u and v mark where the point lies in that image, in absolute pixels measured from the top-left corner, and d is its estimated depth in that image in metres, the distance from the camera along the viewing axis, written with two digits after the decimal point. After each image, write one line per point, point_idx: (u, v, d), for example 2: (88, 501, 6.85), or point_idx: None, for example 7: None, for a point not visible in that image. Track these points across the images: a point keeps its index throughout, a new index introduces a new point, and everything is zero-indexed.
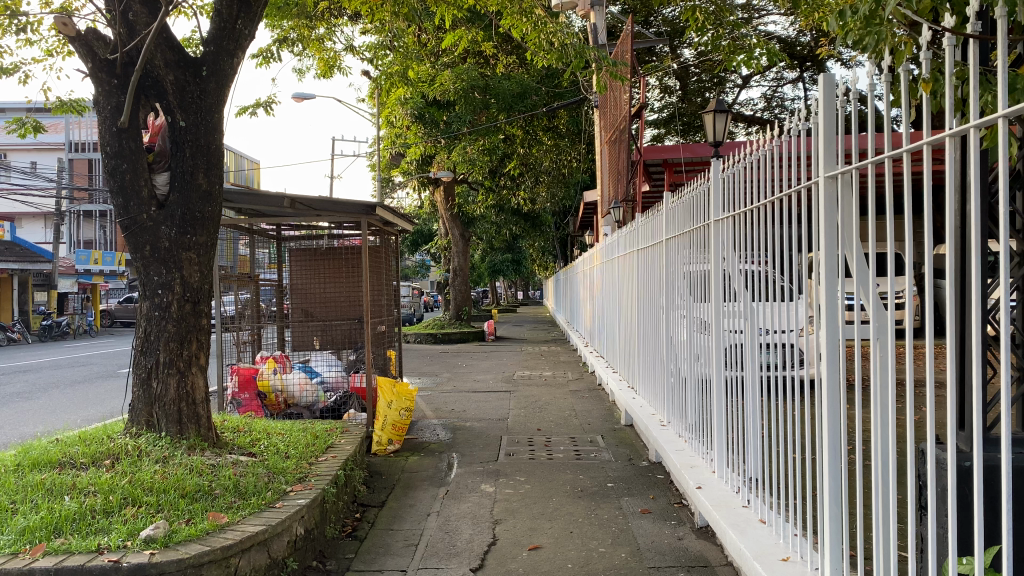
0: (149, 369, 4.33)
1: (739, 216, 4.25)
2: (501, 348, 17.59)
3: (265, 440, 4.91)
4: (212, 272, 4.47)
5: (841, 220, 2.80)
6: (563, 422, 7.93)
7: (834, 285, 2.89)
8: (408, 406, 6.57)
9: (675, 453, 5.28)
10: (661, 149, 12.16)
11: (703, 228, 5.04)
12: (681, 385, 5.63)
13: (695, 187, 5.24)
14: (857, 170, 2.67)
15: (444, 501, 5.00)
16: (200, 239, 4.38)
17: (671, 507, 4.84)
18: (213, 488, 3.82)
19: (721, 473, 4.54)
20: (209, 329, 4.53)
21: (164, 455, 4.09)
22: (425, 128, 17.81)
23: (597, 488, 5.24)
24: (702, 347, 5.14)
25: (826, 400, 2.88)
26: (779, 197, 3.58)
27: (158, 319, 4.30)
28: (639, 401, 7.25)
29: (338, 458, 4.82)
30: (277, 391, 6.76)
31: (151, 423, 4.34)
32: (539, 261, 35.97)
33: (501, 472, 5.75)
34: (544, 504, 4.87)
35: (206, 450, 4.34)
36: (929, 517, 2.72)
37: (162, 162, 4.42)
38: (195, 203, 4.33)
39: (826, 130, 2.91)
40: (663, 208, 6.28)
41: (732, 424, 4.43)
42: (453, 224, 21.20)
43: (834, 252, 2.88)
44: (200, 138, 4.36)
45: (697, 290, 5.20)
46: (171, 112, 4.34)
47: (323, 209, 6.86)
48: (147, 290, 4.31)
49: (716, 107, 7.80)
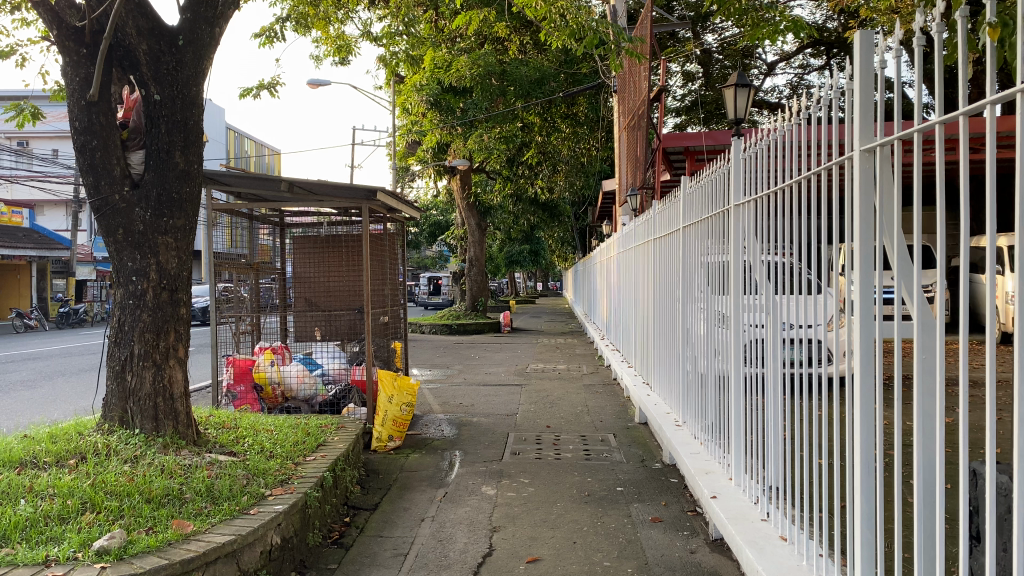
0: (123, 362, 4.04)
1: (762, 199, 3.86)
2: (516, 339, 17.29)
3: (249, 438, 4.61)
4: (190, 258, 4.20)
5: (880, 203, 2.37)
6: (574, 419, 7.57)
7: (870, 277, 2.47)
8: (409, 400, 6.28)
9: (691, 457, 4.90)
10: (682, 136, 11.74)
11: (723, 214, 4.64)
12: (700, 382, 5.25)
13: (715, 169, 4.84)
14: (899, 140, 2.24)
15: (441, 505, 4.67)
16: (177, 222, 4.09)
17: (684, 515, 4.48)
18: (184, 493, 3.53)
19: (738, 481, 4.18)
20: (189, 319, 4.24)
21: (135, 454, 3.81)
22: (441, 114, 17.37)
23: (605, 493, 4.89)
24: (721, 342, 4.75)
25: (861, 413, 2.47)
26: (806, 176, 3.19)
27: (132, 308, 4.02)
28: (653, 399, 6.89)
29: (328, 458, 4.49)
30: (274, 383, 6.45)
31: (124, 420, 4.05)
32: (559, 251, 35.68)
33: (504, 473, 5.41)
34: (547, 510, 4.54)
35: (182, 449, 4.05)
36: (983, 550, 2.33)
37: (136, 139, 4.16)
38: (171, 183, 4.04)
39: (862, 97, 2.48)
40: (681, 193, 5.88)
41: (752, 428, 4.06)
42: (470, 213, 20.90)
43: (869, 239, 2.46)
44: (176, 113, 4.05)
45: (717, 281, 4.81)
46: (144, 85, 4.02)
47: (324, 193, 6.55)
48: (121, 277, 4.02)
49: (737, 82, 7.34)
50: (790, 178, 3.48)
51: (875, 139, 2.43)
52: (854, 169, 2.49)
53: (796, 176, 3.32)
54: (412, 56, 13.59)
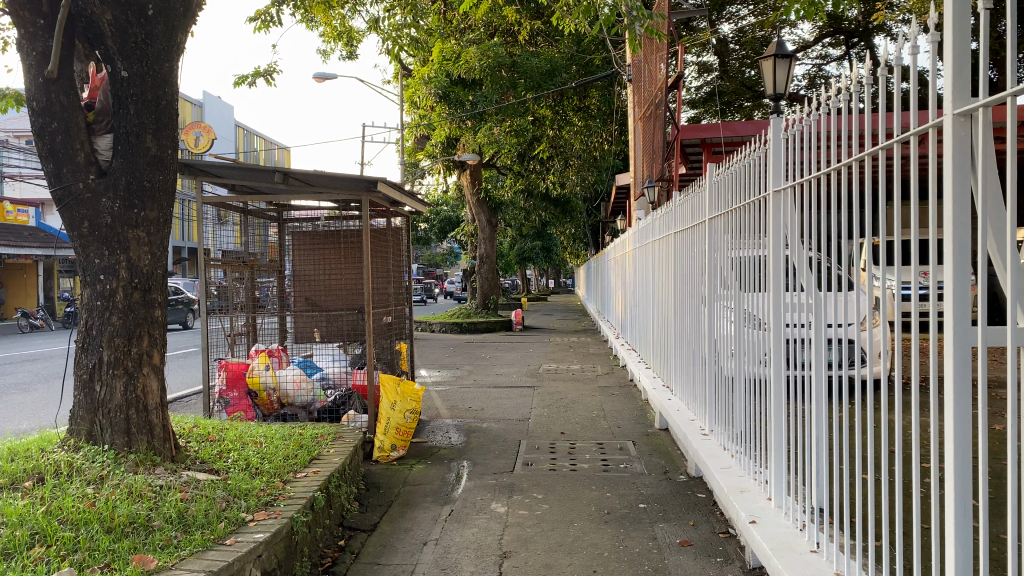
0: (91, 370, 3.64)
1: (807, 184, 3.36)
2: (528, 338, 16.82)
3: (235, 452, 4.21)
4: (164, 255, 3.79)
5: (983, 182, 1.86)
6: (589, 425, 7.11)
7: (966, 273, 1.96)
8: (413, 407, 5.85)
9: (721, 471, 4.44)
10: (699, 126, 11.29)
11: (756, 203, 4.16)
12: (728, 387, 4.79)
13: (747, 155, 4.35)
14: (1013, 98, 1.72)
15: (446, 526, 4.24)
16: (150, 213, 3.67)
17: (715, 538, 4.03)
18: (152, 519, 3.11)
19: (778, 502, 3.71)
20: (165, 322, 3.84)
21: (101, 474, 3.41)
22: (450, 108, 16.25)
23: (626, 511, 4.44)
24: (754, 345, 4.28)
25: (953, 440, 1.98)
26: (868, 155, 2.70)
27: (100, 310, 3.62)
28: (675, 403, 6.44)
29: (320, 474, 4.07)
30: (269, 389, 6.05)
31: (92, 434, 3.66)
32: (571, 249, 35.28)
33: (516, 487, 4.97)
34: (563, 532, 4.10)
35: (157, 467, 3.64)
36: None
37: (104, 122, 3.75)
38: (142, 170, 3.62)
39: (956, 48, 1.97)
40: (707, 181, 5.40)
41: (797, 443, 3.60)
42: (481, 208, 20.28)
43: (966, 225, 1.95)
44: (147, 91, 3.63)
45: (751, 278, 4.34)
46: (110, 61, 3.60)
47: (321, 184, 6.11)
48: (87, 276, 3.63)
49: (775, 52, 6.58)
50: (844, 160, 2.97)
51: (973, 100, 1.92)
52: (944, 138, 1.99)
53: (852, 155, 2.83)
54: (414, 38, 13.10)
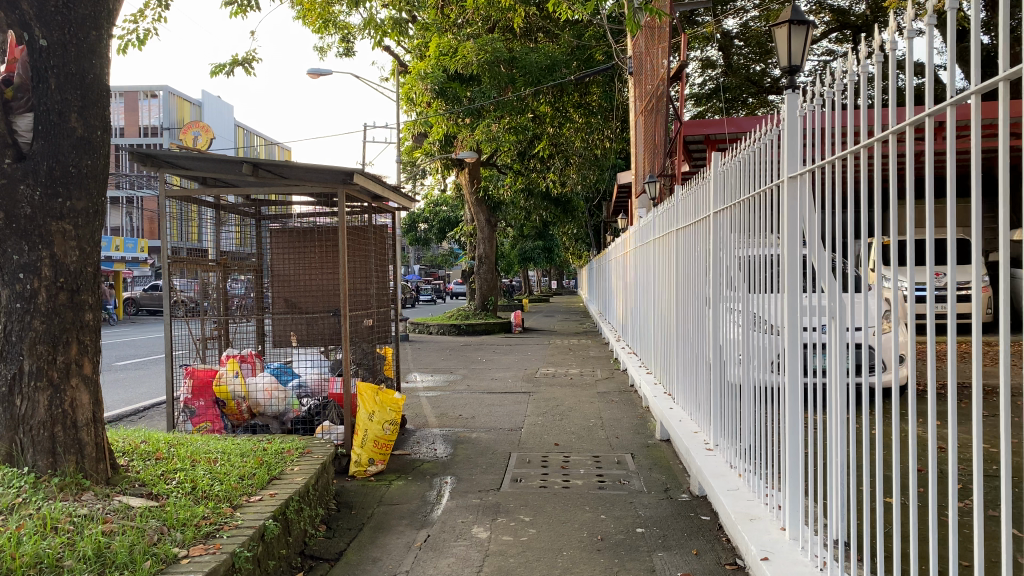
0: (10, 381, 3.19)
1: (824, 172, 2.91)
2: (528, 340, 16.36)
3: (181, 472, 3.77)
4: (94, 252, 3.38)
5: None
6: (585, 435, 6.65)
7: None
8: (392, 419, 5.40)
9: (727, 494, 3.97)
10: (704, 122, 10.88)
11: (765, 193, 3.70)
12: (736, 397, 4.32)
13: (755, 142, 3.89)
14: None
15: (419, 554, 3.80)
16: (77, 204, 3.31)
17: (721, 570, 3.57)
18: (63, 559, 2.65)
19: (793, 534, 3.25)
20: (98, 329, 3.42)
21: (15, 503, 2.97)
22: (447, 104, 15.73)
23: (622, 537, 3.98)
24: (763, 352, 3.82)
25: None
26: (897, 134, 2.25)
27: (20, 314, 3.18)
28: (677, 413, 5.97)
29: (277, 497, 3.61)
30: (238, 399, 5.57)
31: (11, 456, 3.21)
32: (574, 249, 34.84)
33: (501, 508, 4.52)
34: (551, 562, 3.65)
35: (84, 491, 3.20)
36: None
37: (24, 100, 3.36)
38: (66, 153, 3.27)
39: None
40: (711, 171, 4.92)
41: (815, 464, 3.13)
42: (479, 209, 19.77)
43: None
44: (70, 63, 3.30)
45: (761, 278, 3.88)
46: (27, 28, 3.25)
47: (295, 176, 5.70)
48: (4, 275, 3.20)
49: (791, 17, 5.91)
50: (865, 141, 2.52)
51: None
52: None
53: (876, 133, 2.37)
54: (393, 18, 12.55)
